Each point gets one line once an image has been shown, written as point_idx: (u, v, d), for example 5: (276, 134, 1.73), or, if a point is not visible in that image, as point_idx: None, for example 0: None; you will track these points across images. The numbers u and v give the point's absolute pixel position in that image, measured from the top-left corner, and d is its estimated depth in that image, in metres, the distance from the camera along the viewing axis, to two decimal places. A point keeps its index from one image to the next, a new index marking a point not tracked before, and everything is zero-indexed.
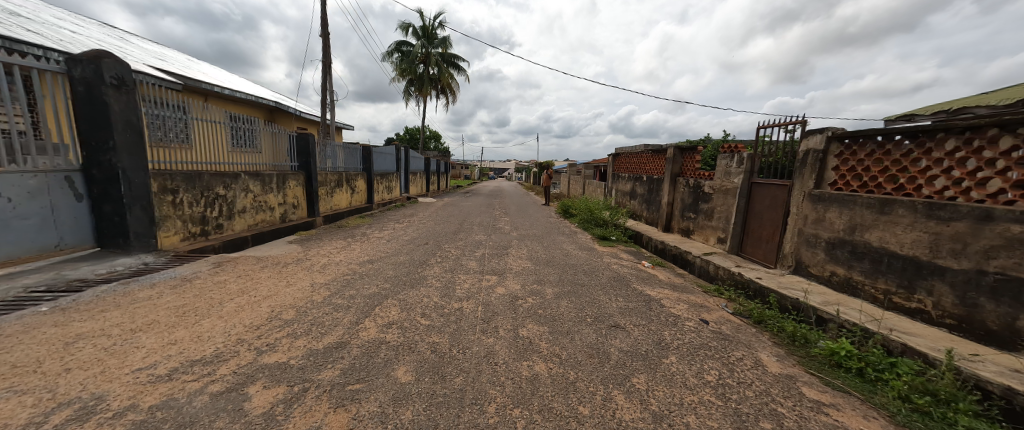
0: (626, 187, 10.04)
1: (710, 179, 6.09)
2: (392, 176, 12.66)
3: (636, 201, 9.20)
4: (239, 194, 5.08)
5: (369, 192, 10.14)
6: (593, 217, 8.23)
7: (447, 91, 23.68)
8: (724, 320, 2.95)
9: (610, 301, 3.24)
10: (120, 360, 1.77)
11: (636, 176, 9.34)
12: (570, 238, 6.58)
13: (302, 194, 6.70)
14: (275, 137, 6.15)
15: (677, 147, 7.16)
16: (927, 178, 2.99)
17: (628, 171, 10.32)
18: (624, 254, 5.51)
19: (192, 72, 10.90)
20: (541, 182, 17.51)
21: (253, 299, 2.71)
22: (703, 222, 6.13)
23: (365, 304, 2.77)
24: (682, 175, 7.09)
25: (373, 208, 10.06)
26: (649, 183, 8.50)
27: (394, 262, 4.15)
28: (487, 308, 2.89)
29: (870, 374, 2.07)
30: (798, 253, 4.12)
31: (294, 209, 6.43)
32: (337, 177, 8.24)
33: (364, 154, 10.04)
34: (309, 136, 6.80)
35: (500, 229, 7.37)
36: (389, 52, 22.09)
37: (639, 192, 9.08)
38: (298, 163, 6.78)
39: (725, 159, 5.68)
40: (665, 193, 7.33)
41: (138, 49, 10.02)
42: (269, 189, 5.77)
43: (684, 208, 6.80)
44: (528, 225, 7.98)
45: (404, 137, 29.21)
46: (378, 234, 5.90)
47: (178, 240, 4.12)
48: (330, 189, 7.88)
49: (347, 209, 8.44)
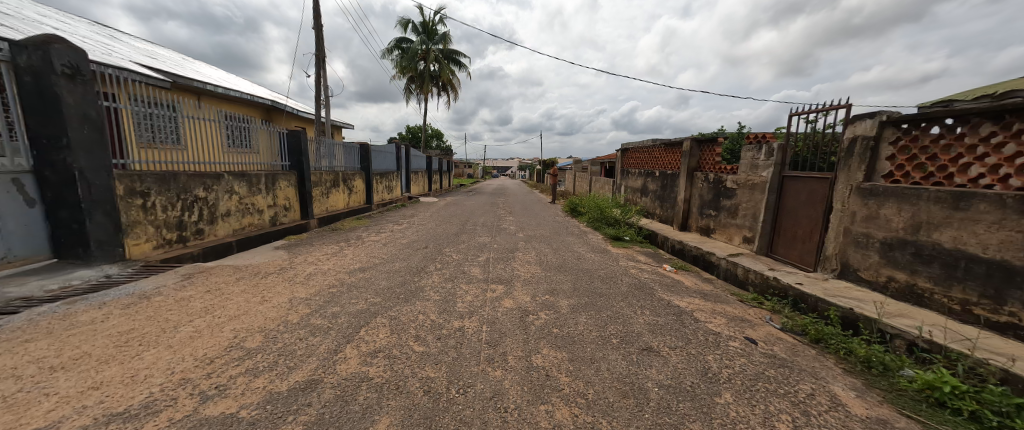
0: (636, 183, 9.54)
1: (733, 173, 5.59)
2: (392, 175, 12.26)
3: (648, 198, 8.70)
4: (222, 196, 4.68)
5: (368, 192, 9.74)
6: (604, 215, 7.75)
7: (448, 87, 23.22)
8: (774, 339, 2.48)
9: (636, 316, 2.77)
10: (14, 417, 1.36)
11: (648, 172, 8.84)
12: (581, 239, 6.12)
13: (294, 195, 6.30)
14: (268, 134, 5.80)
15: (694, 140, 6.65)
16: (1016, 167, 2.49)
17: (638, 167, 9.82)
18: (641, 256, 5.04)
19: (184, 71, 10.55)
20: (546, 180, 17.02)
21: (217, 321, 2.29)
22: (725, 220, 5.64)
23: (348, 325, 2.34)
24: (700, 170, 6.59)
25: (372, 208, 9.66)
26: (662, 179, 8.00)
27: (388, 270, 3.72)
28: (493, 327, 2.44)
29: (989, 419, 1.59)
30: (844, 255, 3.63)
31: (285, 211, 6.03)
32: (333, 177, 7.85)
33: (362, 153, 9.64)
34: (302, 133, 6.39)
35: (506, 230, 6.91)
36: (389, 49, 21.70)
37: (651, 189, 8.58)
38: (290, 162, 6.37)
39: (750, 150, 5.17)
40: (681, 189, 6.82)
41: (128, 47, 9.66)
42: (257, 190, 5.36)
43: (703, 205, 6.30)
44: (534, 225, 7.51)
45: (406, 137, 28.86)
46: (374, 238, 5.47)
47: (150, 248, 3.73)
48: (325, 189, 7.48)
49: (344, 211, 8.03)
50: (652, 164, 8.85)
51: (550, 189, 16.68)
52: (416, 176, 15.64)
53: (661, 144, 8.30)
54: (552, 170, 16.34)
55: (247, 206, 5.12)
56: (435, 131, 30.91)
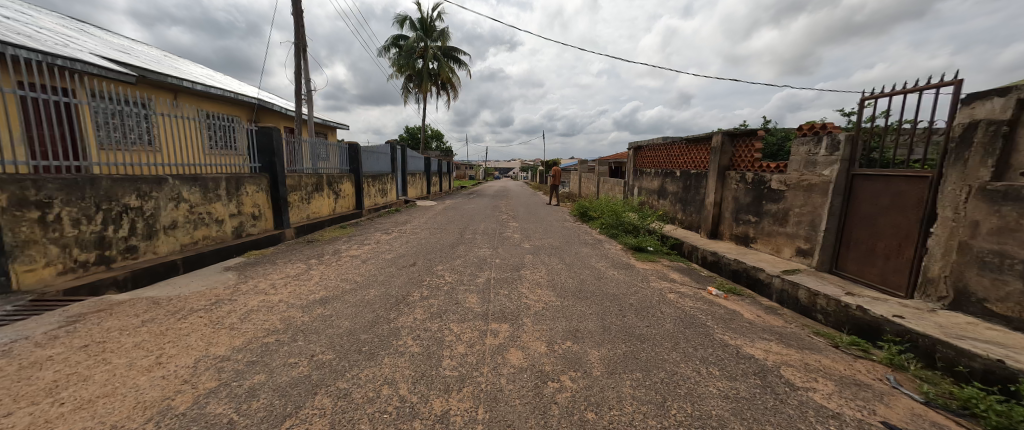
0: (653, 185, 8.66)
1: (780, 172, 4.70)
2: (386, 178, 11.44)
3: (667, 201, 7.81)
4: (166, 204, 3.87)
5: (358, 196, 8.91)
6: (620, 221, 6.86)
7: (448, 86, 22.46)
8: (925, 425, 1.61)
9: (702, 379, 1.91)
10: None
11: (667, 172, 7.97)
12: (597, 250, 5.26)
13: (264, 201, 5.48)
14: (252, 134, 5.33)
15: (726, 134, 5.77)
16: None
17: (654, 166, 8.94)
18: (674, 273, 4.18)
19: (162, 67, 9.78)
20: (550, 181, 16.16)
21: (53, 411, 1.43)
22: (771, 227, 4.74)
23: (266, 414, 1.49)
24: (733, 169, 5.70)
25: (363, 214, 8.83)
26: (685, 180, 7.12)
27: (357, 300, 2.87)
28: (493, 411, 1.57)
29: None
30: (959, 279, 2.74)
31: (252, 220, 5.20)
32: (316, 180, 7.04)
33: (352, 154, 8.84)
34: (274, 130, 5.57)
35: (510, 239, 6.05)
36: (386, 47, 21.00)
37: (671, 190, 7.69)
38: (260, 164, 5.55)
39: (805, 144, 4.29)
40: (711, 191, 5.93)
41: (98, 41, 8.90)
42: (216, 197, 4.54)
43: (739, 210, 5.40)
44: (542, 233, 6.65)
45: (405, 138, 28.14)
46: (354, 252, 4.64)
47: (53, 274, 2.90)
48: (306, 194, 6.65)
49: (328, 218, 7.20)
50: (671, 163, 7.97)
51: (554, 191, 15.80)
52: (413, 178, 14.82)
53: (683, 141, 7.43)
54: (556, 170, 15.49)
55: (200, 216, 4.29)
56: (435, 132, 30.14)
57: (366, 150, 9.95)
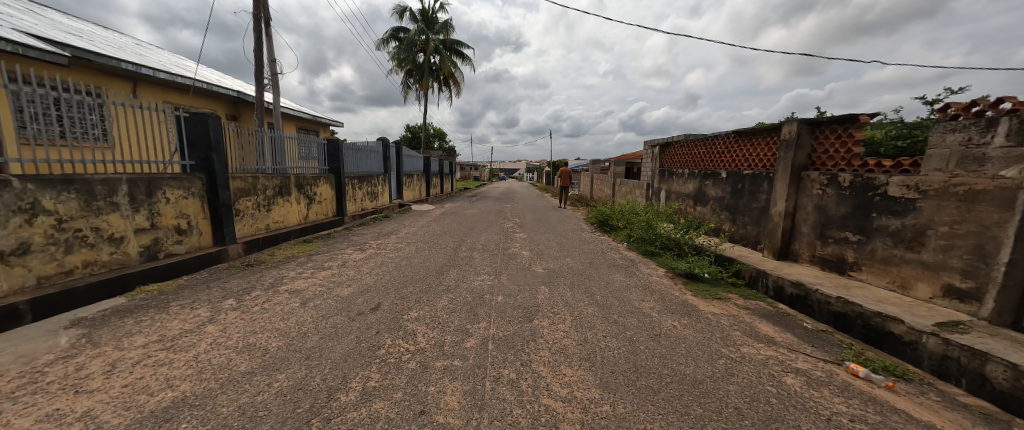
0: (687, 188, 7.24)
1: (907, 173, 3.29)
2: (376, 179, 10.17)
3: (709, 209, 6.39)
4: (7, 218, 2.60)
5: (339, 200, 7.64)
6: (654, 234, 5.44)
7: (450, 82, 21.30)
8: None
9: None
10: None
11: (706, 174, 6.57)
12: (634, 279, 3.89)
13: (198, 210, 4.22)
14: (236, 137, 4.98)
15: (805, 122, 4.35)
16: None
17: (687, 167, 7.52)
18: (762, 323, 2.80)
19: (122, 53, 8.64)
20: (559, 182, 14.81)
21: None
22: (890, 251, 3.33)
23: None
24: (816, 169, 4.27)
25: (344, 221, 7.56)
26: (735, 183, 5.71)
27: (236, 409, 1.55)
28: None
29: None
30: None
31: (177, 235, 3.95)
32: (280, 182, 5.76)
33: (332, 151, 7.58)
34: (210, 117, 4.27)
35: (515, 259, 4.68)
36: (384, 40, 19.82)
37: (714, 196, 6.27)
38: (191, 161, 4.30)
39: (959, 131, 2.88)
40: (782, 198, 4.51)
41: (44, 22, 7.76)
42: (109, 206, 3.27)
43: (829, 224, 3.98)
44: (556, 251, 5.27)
45: (406, 138, 27.01)
46: (301, 284, 3.34)
47: None
48: (265, 199, 5.38)
49: (295, 228, 5.93)
50: (713, 162, 6.56)
51: (564, 193, 14.37)
52: (410, 180, 13.59)
53: (731, 135, 6.02)
54: (566, 171, 14.08)
55: (76, 233, 3.01)
56: (437, 130, 28.90)
57: (351, 148, 8.74)
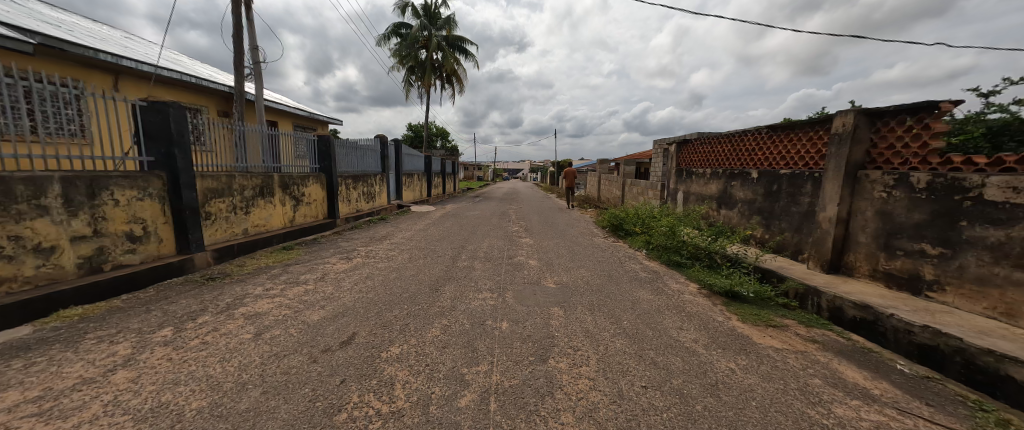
0: (710, 189, 6.59)
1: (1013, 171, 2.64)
2: (373, 179, 9.62)
3: (737, 213, 5.73)
4: None
5: (331, 201, 7.08)
6: (678, 242, 4.79)
7: (452, 79, 20.78)
8: None
9: None
10: None
11: (733, 174, 5.92)
12: (664, 297, 3.27)
13: (158, 213, 3.68)
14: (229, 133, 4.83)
15: (864, 112, 3.70)
16: None
17: (710, 166, 6.87)
18: (842, 363, 2.17)
19: (104, 45, 8.17)
20: (565, 183, 14.18)
21: None
22: (992, 269, 2.67)
23: None
24: (878, 168, 3.63)
25: (335, 224, 7.01)
26: (770, 184, 5.06)
27: None
28: None
29: None
30: None
31: (129, 242, 3.40)
32: (262, 182, 5.20)
33: (323, 149, 7.03)
34: (171, 109, 3.71)
35: (521, 271, 4.08)
36: (385, 36, 19.32)
37: (743, 198, 5.61)
38: (152, 157, 3.77)
39: None
40: (835, 202, 3.85)
41: (20, 10, 7.30)
42: (32, 210, 2.71)
43: (899, 234, 3.33)
44: (567, 260, 4.65)
45: (409, 137, 26.52)
46: (264, 304, 2.76)
47: None
48: (242, 201, 4.83)
49: (278, 232, 5.37)
50: (742, 161, 5.90)
51: (571, 194, 13.73)
52: (409, 180, 13.04)
53: (765, 130, 5.36)
54: (573, 171, 13.45)
55: None
56: (440, 129, 28.37)
57: (345, 146, 8.19)
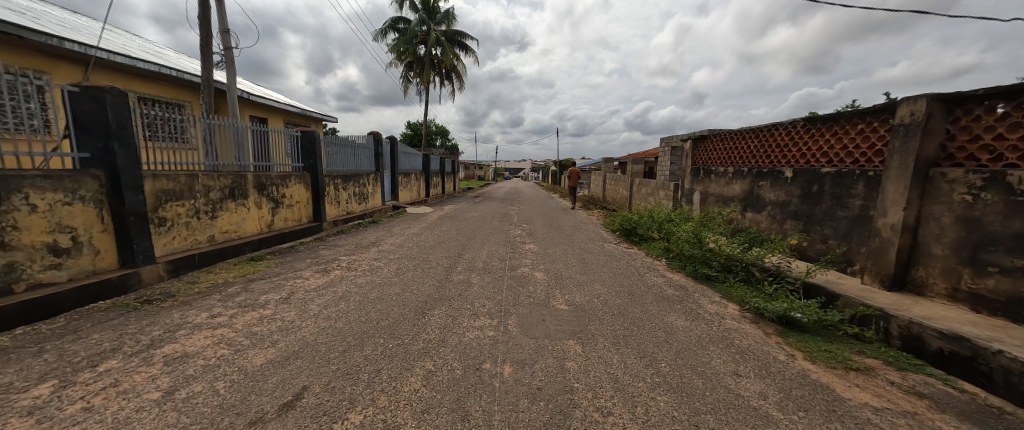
0: (733, 190, 5.97)
1: None
2: (366, 179, 9.03)
3: (767, 216, 5.12)
4: None
5: (317, 203, 6.49)
6: (705, 251, 4.16)
7: (452, 75, 20.17)
8: None
9: None
10: None
11: (762, 172, 5.29)
12: (703, 324, 2.66)
13: (94, 220, 3.09)
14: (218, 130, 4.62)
15: (939, 99, 3.07)
16: None
17: (732, 164, 6.25)
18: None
19: (75, 34, 7.59)
20: (568, 182, 13.58)
21: None
22: None
23: None
24: (958, 165, 3.00)
25: (321, 228, 6.43)
26: (808, 184, 4.44)
27: None
28: None
29: None
30: None
31: (53, 256, 2.82)
32: (232, 182, 4.62)
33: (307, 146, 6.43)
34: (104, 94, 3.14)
35: (526, 288, 3.47)
36: (383, 31, 18.72)
37: (774, 200, 4.99)
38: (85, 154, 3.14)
39: None
40: (899, 206, 3.23)
41: None
42: None
43: (990, 246, 2.71)
44: (578, 272, 4.04)
45: (408, 135, 25.95)
46: (201, 339, 2.17)
47: None
48: (208, 204, 4.25)
49: (252, 239, 4.79)
50: (772, 158, 5.28)
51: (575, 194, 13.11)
52: (406, 179, 12.45)
53: (802, 123, 4.74)
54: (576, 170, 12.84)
55: None
56: (440, 128, 27.74)
57: (333, 143, 7.60)
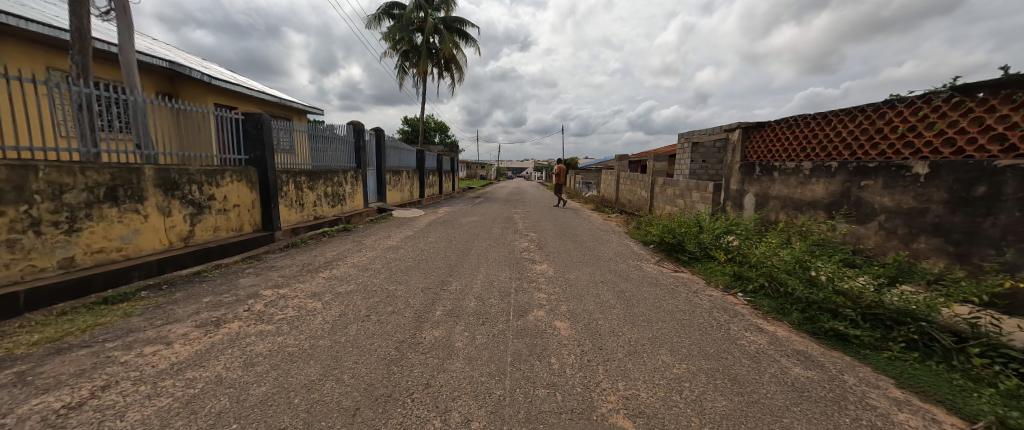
0: (813, 193, 4.47)
1: None
2: (343, 177, 7.60)
3: (880, 231, 3.62)
4: None
5: (267, 208, 5.05)
6: (824, 289, 2.65)
7: (451, 66, 18.75)
8: None
9: None
10: None
11: (869, 168, 3.79)
12: None
13: None
14: (181, 116, 4.04)
15: None
16: None
17: (810, 158, 4.75)
18: None
19: None
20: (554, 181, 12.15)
21: None
22: None
23: None
24: None
25: (271, 240, 4.98)
26: (967, 184, 2.94)
27: None
28: None
29: None
30: None
31: None
32: (113, 179, 3.17)
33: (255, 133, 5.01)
34: None
35: (546, 362, 2.00)
36: (377, 17, 17.34)
37: (895, 208, 3.49)
38: None
39: None
40: None
41: None
42: None
43: None
44: (623, 321, 2.58)
45: (405, 132, 24.57)
46: None
47: None
48: (60, 210, 2.81)
49: (147, 259, 3.34)
50: (886, 147, 3.79)
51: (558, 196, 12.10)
52: (396, 178, 11.02)
53: (950, 94, 3.26)
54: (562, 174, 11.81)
55: None
56: (439, 123, 26.30)
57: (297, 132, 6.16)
